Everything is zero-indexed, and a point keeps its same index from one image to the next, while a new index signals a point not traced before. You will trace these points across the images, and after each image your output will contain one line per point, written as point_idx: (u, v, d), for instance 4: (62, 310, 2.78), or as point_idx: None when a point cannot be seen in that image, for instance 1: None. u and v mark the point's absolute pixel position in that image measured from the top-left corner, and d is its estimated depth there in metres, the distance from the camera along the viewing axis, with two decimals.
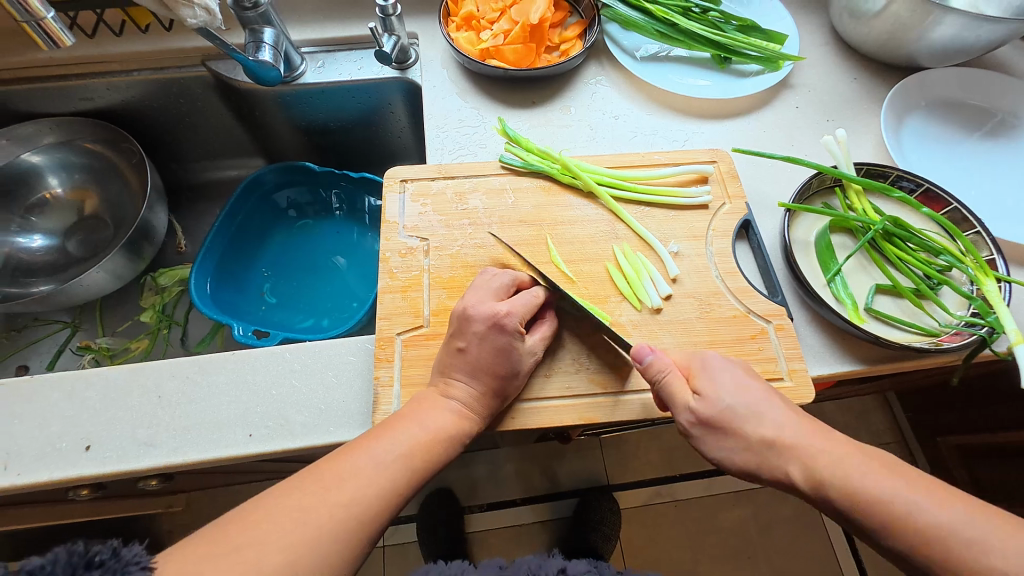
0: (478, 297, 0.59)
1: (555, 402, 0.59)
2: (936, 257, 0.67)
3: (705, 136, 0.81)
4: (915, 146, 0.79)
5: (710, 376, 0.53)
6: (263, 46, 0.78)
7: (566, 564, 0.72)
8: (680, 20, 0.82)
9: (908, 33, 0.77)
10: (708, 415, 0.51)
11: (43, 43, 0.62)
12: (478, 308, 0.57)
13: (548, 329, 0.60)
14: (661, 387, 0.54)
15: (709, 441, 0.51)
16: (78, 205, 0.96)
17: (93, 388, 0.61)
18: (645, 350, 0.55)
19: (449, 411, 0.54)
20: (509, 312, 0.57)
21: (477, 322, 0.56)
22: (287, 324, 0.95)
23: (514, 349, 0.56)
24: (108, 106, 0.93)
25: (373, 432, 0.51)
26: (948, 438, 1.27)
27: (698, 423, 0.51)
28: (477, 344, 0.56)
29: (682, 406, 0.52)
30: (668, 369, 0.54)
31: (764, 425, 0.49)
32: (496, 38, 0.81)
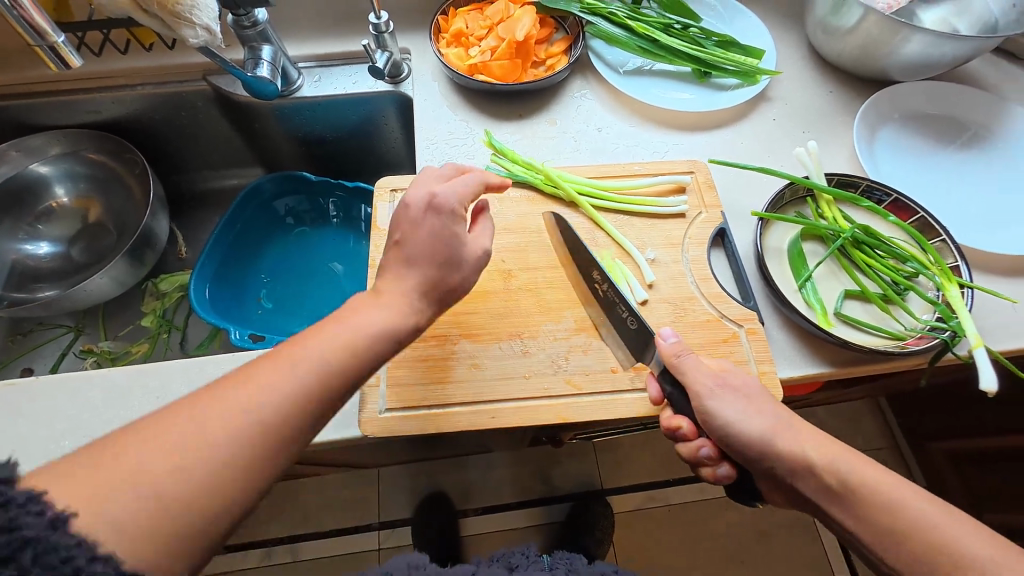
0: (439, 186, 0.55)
1: (534, 402, 0.61)
2: (904, 264, 0.69)
3: (684, 148, 0.84)
4: (888, 157, 0.82)
5: (727, 362, 0.60)
6: (260, 63, 0.81)
7: None
8: (660, 37, 0.86)
9: (878, 49, 0.81)
10: (730, 386, 0.56)
11: (54, 64, 0.66)
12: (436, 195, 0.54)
13: (484, 225, 0.58)
14: (680, 364, 0.58)
15: (723, 400, 0.55)
16: (82, 213, 0.99)
17: (95, 388, 0.64)
18: (668, 334, 0.60)
19: (383, 305, 0.49)
20: (443, 193, 0.54)
21: (413, 208, 0.54)
22: (283, 328, 0.98)
23: (451, 234, 0.53)
24: (113, 119, 0.97)
25: (330, 315, 0.48)
26: (938, 444, 1.28)
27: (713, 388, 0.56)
28: (416, 231, 0.53)
29: (709, 375, 0.57)
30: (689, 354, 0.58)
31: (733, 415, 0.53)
32: (483, 54, 0.85)
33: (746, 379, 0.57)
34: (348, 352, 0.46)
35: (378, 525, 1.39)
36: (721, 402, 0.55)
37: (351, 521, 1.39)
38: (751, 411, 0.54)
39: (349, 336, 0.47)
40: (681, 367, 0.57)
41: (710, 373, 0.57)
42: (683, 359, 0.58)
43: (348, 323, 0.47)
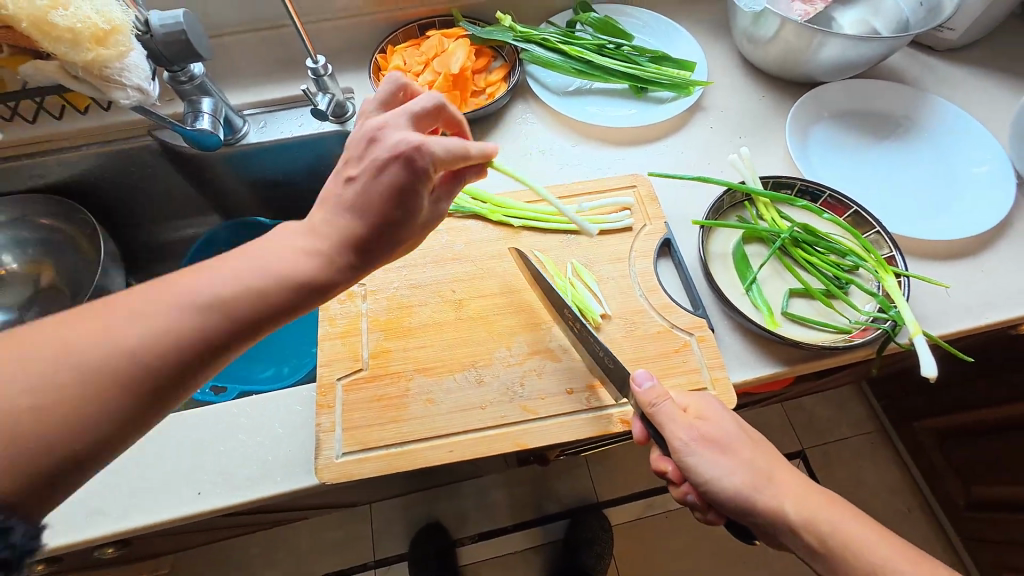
0: (397, 137, 0.49)
1: (493, 431, 0.61)
2: (843, 258, 0.71)
3: (627, 162, 0.86)
4: (822, 155, 0.85)
5: (709, 405, 0.57)
6: (200, 116, 0.81)
7: None
8: (593, 58, 0.89)
9: (799, 54, 0.84)
10: (710, 437, 0.54)
11: None
12: (388, 139, 0.49)
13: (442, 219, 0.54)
14: (657, 414, 0.55)
15: (707, 458, 0.53)
16: (35, 278, 0.98)
17: None
18: (643, 377, 0.57)
19: (304, 247, 0.47)
20: (423, 148, 0.47)
21: (379, 148, 0.48)
22: (248, 375, 0.97)
23: (407, 190, 0.47)
24: (60, 181, 0.97)
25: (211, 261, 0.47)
26: (922, 422, 1.29)
27: (696, 440, 0.54)
28: (368, 176, 0.48)
29: (685, 426, 0.54)
30: (666, 396, 0.56)
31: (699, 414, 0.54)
32: (422, 88, 0.86)
33: (725, 423, 0.55)
34: (253, 294, 0.45)
35: (372, 564, 1.36)
36: (701, 459, 0.53)
37: (345, 562, 1.36)
38: (732, 466, 0.52)
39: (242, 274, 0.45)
40: (658, 417, 0.55)
41: (687, 424, 0.54)
42: (660, 409, 0.55)
43: (250, 261, 0.46)
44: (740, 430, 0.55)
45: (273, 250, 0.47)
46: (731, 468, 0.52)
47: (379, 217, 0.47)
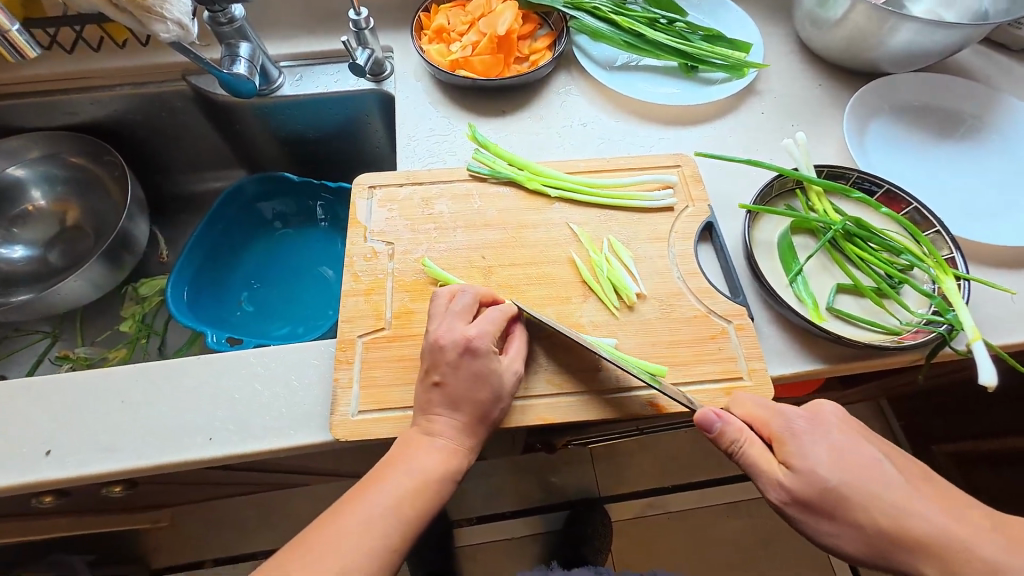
0: (446, 324, 0.58)
1: (531, 399, 0.59)
2: (898, 257, 0.67)
3: (671, 142, 0.82)
4: (879, 149, 0.80)
5: (801, 446, 0.50)
6: (238, 60, 0.80)
7: None
8: (645, 31, 0.85)
9: (866, 39, 0.79)
10: (804, 495, 0.49)
11: (11, 56, 0.66)
12: (448, 336, 0.57)
13: (522, 342, 0.61)
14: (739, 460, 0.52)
15: (806, 521, 0.49)
16: (60, 217, 0.97)
17: (58, 393, 0.61)
18: (712, 417, 0.53)
19: (437, 450, 0.54)
20: (479, 335, 0.57)
21: (449, 351, 0.56)
22: (263, 331, 0.96)
23: (491, 371, 0.56)
24: (93, 121, 0.96)
25: (365, 481, 0.53)
26: (942, 446, 1.25)
27: (789, 498, 0.49)
28: (454, 375, 0.56)
29: (772, 483, 0.50)
30: (744, 440, 0.51)
31: (809, 455, 0.49)
32: (465, 49, 0.83)
33: (823, 474, 0.48)
34: (416, 494, 0.52)
35: None
36: (800, 522, 0.49)
37: None
38: (842, 529, 0.48)
39: (400, 484, 0.52)
40: (745, 463, 0.52)
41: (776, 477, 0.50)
42: (744, 455, 0.51)
43: (400, 470, 0.52)
44: (846, 478, 0.48)
45: (409, 452, 0.53)
46: (853, 505, 0.48)
47: (476, 406, 0.55)
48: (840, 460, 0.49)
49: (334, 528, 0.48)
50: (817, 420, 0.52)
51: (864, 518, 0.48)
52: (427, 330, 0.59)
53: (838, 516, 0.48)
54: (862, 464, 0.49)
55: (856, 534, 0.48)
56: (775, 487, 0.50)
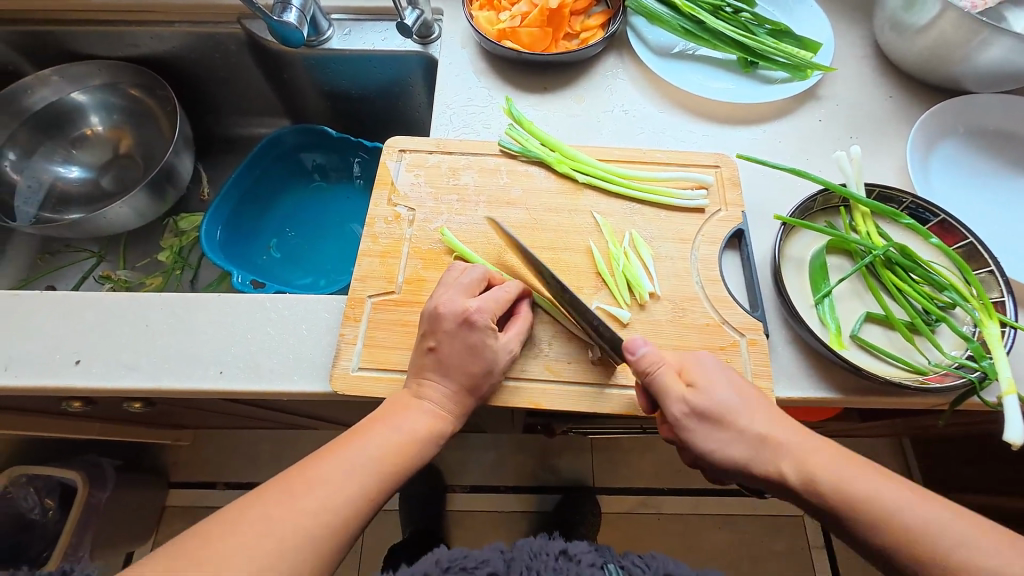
0: (448, 294, 0.59)
1: (529, 383, 0.60)
2: (940, 292, 0.63)
3: (716, 141, 0.78)
4: (943, 175, 0.74)
5: (703, 370, 0.54)
6: (289, 8, 0.80)
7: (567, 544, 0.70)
8: (706, 18, 0.80)
9: (951, 52, 0.72)
10: (704, 408, 0.52)
11: None
12: (450, 306, 0.58)
13: (525, 324, 0.61)
14: (651, 381, 0.53)
15: (698, 433, 0.51)
16: (114, 144, 1.03)
17: (90, 309, 0.66)
18: (638, 342, 0.54)
19: (426, 414, 0.55)
20: (479, 309, 0.58)
21: (447, 320, 0.57)
22: (286, 279, 0.99)
23: (485, 346, 0.57)
24: (152, 55, 0.99)
25: (353, 431, 0.55)
26: (960, 495, 1.19)
27: (688, 412, 0.52)
28: (448, 343, 0.57)
29: (675, 399, 0.52)
30: (660, 364, 0.53)
31: (714, 378, 0.53)
32: (514, 19, 0.81)
33: (723, 395, 0.52)
34: (399, 453, 0.53)
35: None
36: (693, 435, 0.51)
37: None
38: (729, 439, 0.51)
39: (387, 441, 0.53)
40: (653, 387, 0.53)
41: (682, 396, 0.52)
42: (654, 378, 0.53)
43: (388, 428, 0.54)
44: (734, 396, 0.52)
45: (397, 412, 0.55)
46: (741, 416, 0.51)
47: (467, 379, 0.56)
48: (739, 387, 0.53)
49: (319, 474, 0.50)
50: (718, 359, 0.56)
51: (750, 431, 0.51)
52: (431, 297, 0.60)
53: (730, 429, 0.51)
54: (754, 395, 0.54)
55: (742, 445, 0.50)
56: (679, 402, 0.52)
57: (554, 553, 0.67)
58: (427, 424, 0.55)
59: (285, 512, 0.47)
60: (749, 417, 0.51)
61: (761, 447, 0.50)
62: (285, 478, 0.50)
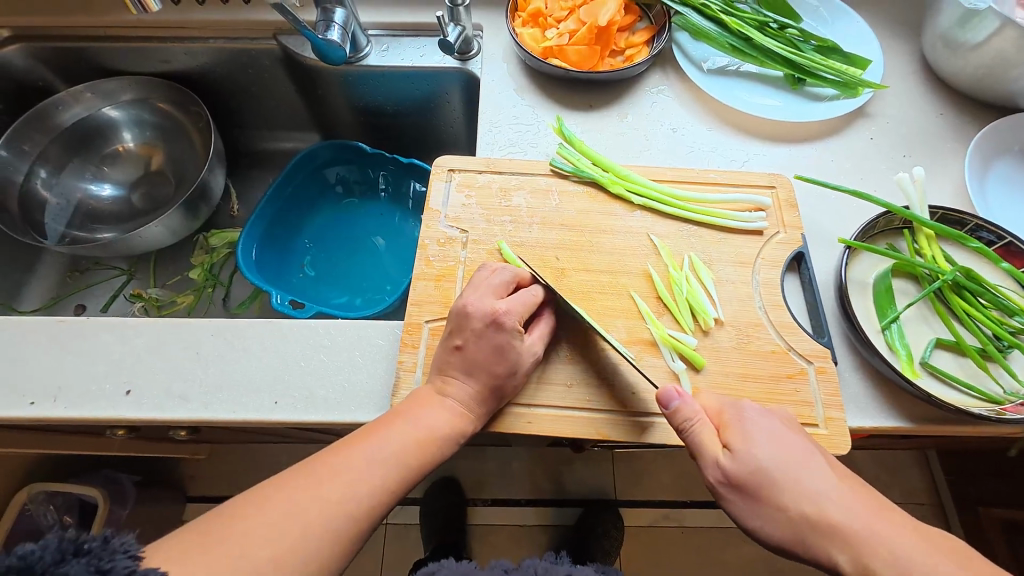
0: (477, 295, 0.59)
1: (574, 411, 0.58)
2: (1010, 317, 0.61)
3: (765, 159, 0.77)
4: (1001, 195, 0.72)
5: (744, 431, 0.49)
6: (332, 26, 0.80)
7: (573, 569, 0.73)
8: (755, 35, 0.79)
9: (1009, 70, 0.71)
10: (739, 476, 0.47)
11: (136, 9, 0.72)
12: (477, 306, 0.57)
13: (546, 329, 0.60)
14: (688, 436, 0.51)
15: (738, 505, 0.48)
16: (145, 161, 1.01)
17: (140, 335, 0.65)
18: (671, 394, 0.52)
19: (447, 410, 0.54)
20: (507, 311, 0.57)
21: (475, 319, 0.57)
22: (321, 298, 0.98)
23: (511, 347, 0.56)
24: (184, 70, 0.98)
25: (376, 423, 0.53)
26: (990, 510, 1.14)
27: (725, 481, 0.48)
28: (475, 342, 0.56)
29: (710, 461, 0.49)
30: (697, 418, 0.51)
31: (751, 438, 0.49)
32: (561, 37, 0.80)
33: (758, 456, 0.47)
34: (421, 446, 0.52)
35: None
36: (733, 507, 0.48)
37: None
38: (772, 517, 0.46)
39: (406, 437, 0.52)
40: (692, 447, 0.51)
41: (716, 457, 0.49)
42: (691, 433, 0.51)
43: (409, 422, 0.53)
44: (777, 465, 0.47)
45: (419, 408, 0.54)
46: (782, 493, 0.46)
47: (492, 376, 0.55)
48: (785, 450, 0.48)
49: (342, 462, 0.49)
50: (770, 413, 0.52)
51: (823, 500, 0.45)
52: (458, 297, 0.60)
53: (769, 504, 0.46)
54: (805, 460, 0.48)
55: (781, 526, 0.46)
56: (713, 466, 0.49)
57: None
58: (450, 422, 0.54)
59: (302, 496, 0.46)
60: (784, 483, 0.46)
61: (806, 526, 0.45)
62: (310, 461, 0.49)
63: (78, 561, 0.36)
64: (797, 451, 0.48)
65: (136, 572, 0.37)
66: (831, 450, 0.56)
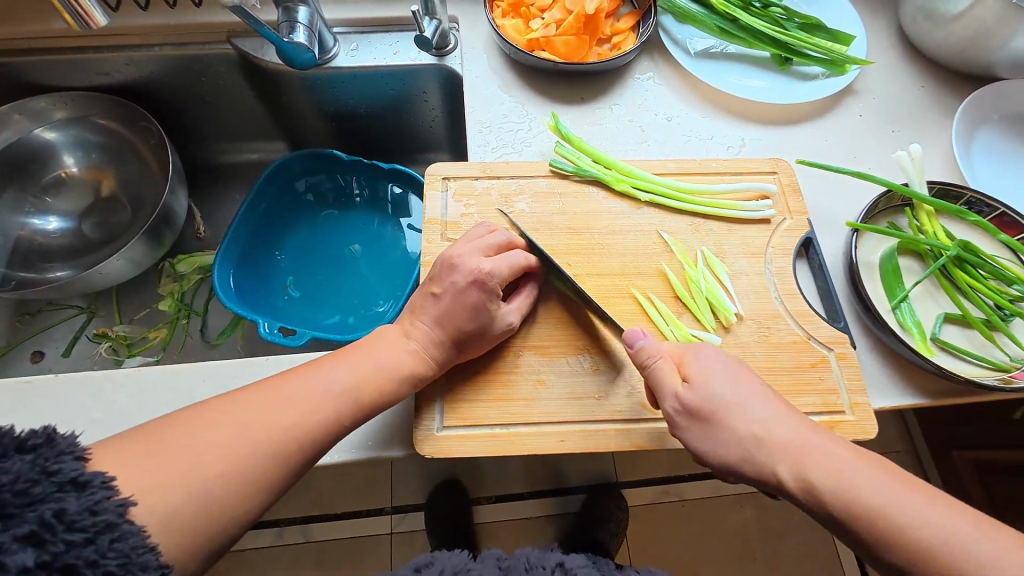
0: (466, 248, 0.58)
1: (606, 425, 0.56)
2: (1008, 286, 0.63)
3: (761, 144, 0.76)
4: (986, 164, 0.74)
5: (702, 366, 0.51)
6: (297, 26, 0.73)
7: (565, 558, 0.68)
8: (741, 16, 0.77)
9: (988, 40, 0.73)
10: (696, 403, 0.49)
11: (75, 23, 0.64)
12: (463, 261, 0.56)
13: (526, 301, 0.60)
14: (647, 372, 0.52)
15: (693, 433, 0.49)
16: (93, 186, 0.92)
17: (120, 390, 0.58)
18: (636, 335, 0.54)
19: (408, 351, 0.54)
20: (491, 272, 0.56)
21: (458, 274, 0.56)
22: (310, 319, 0.92)
23: (486, 308, 0.55)
24: (126, 82, 0.88)
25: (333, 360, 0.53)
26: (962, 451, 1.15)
27: (682, 409, 0.50)
28: (451, 294, 0.55)
29: (668, 392, 0.50)
30: (659, 355, 0.52)
31: (708, 372, 0.50)
32: (547, 27, 0.76)
33: (715, 389, 0.49)
34: (370, 391, 0.50)
35: (389, 511, 1.24)
36: (688, 434, 0.49)
37: (362, 506, 1.24)
38: (723, 441, 0.48)
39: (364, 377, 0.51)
40: (649, 379, 0.52)
41: (675, 390, 0.51)
42: (652, 369, 0.52)
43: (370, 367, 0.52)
44: (734, 394, 0.49)
45: (381, 350, 0.53)
46: (738, 417, 0.48)
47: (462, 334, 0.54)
48: (740, 384, 0.50)
49: None
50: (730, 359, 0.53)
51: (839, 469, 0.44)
52: (449, 249, 0.60)
53: (726, 428, 0.48)
54: (749, 389, 0.50)
55: (737, 448, 0.47)
56: (671, 397, 0.50)
57: (551, 567, 0.65)
58: (411, 368, 0.53)
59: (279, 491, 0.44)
60: (737, 424, 0.48)
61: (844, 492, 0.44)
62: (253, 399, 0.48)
63: (21, 458, 0.37)
64: (753, 390, 0.50)
65: (84, 473, 0.38)
66: (860, 436, 0.56)
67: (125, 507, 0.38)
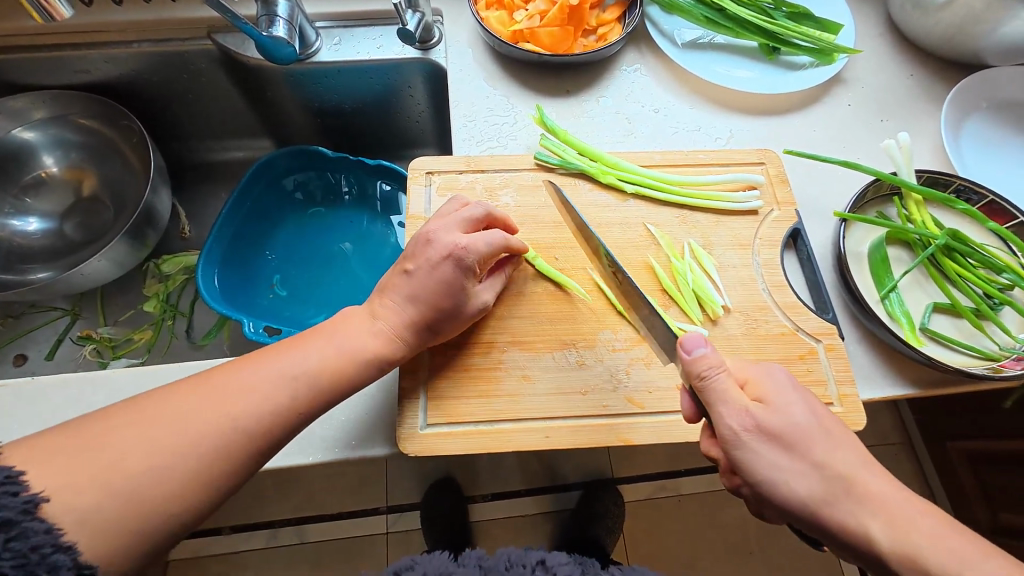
0: (443, 224, 0.56)
1: (592, 421, 0.55)
2: (997, 274, 0.63)
3: (750, 135, 0.75)
4: (975, 152, 0.74)
5: (773, 388, 0.47)
6: (276, 20, 0.72)
7: (547, 556, 0.67)
8: (728, 5, 0.76)
9: (976, 26, 0.72)
10: (771, 426, 0.45)
11: (39, 16, 0.62)
12: (439, 237, 0.55)
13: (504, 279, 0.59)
14: (710, 386, 0.46)
15: (762, 456, 0.45)
16: (75, 186, 0.91)
17: (99, 392, 0.57)
18: (698, 342, 0.48)
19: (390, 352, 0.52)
20: (467, 247, 0.54)
21: (433, 250, 0.54)
22: (297, 318, 0.91)
23: (460, 286, 0.54)
24: (106, 80, 0.87)
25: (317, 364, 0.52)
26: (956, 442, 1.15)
27: (753, 430, 0.45)
28: (424, 272, 0.54)
29: (737, 411, 0.45)
30: (722, 367, 0.47)
31: (786, 396, 0.47)
32: (531, 19, 0.76)
33: (796, 415, 0.45)
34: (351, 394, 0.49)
35: (385, 510, 1.23)
36: (755, 457, 0.45)
37: (357, 505, 1.23)
38: (799, 469, 0.44)
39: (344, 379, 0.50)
40: (708, 395, 0.47)
41: (741, 409, 0.46)
42: (713, 382, 0.46)
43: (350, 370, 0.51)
44: (812, 421, 0.46)
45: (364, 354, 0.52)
46: (817, 447, 0.45)
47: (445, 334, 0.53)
48: (815, 412, 0.47)
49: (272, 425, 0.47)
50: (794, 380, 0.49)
51: (820, 457, 0.44)
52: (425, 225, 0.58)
53: (800, 457, 0.45)
54: (825, 420, 0.47)
55: (813, 479, 0.44)
56: (741, 415, 0.45)
57: (532, 565, 0.64)
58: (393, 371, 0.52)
59: None
60: (808, 452, 0.45)
61: (831, 488, 0.44)
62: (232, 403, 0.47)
63: None
64: (824, 419, 0.47)
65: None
66: (849, 427, 0.56)
67: (30, 506, 0.37)
